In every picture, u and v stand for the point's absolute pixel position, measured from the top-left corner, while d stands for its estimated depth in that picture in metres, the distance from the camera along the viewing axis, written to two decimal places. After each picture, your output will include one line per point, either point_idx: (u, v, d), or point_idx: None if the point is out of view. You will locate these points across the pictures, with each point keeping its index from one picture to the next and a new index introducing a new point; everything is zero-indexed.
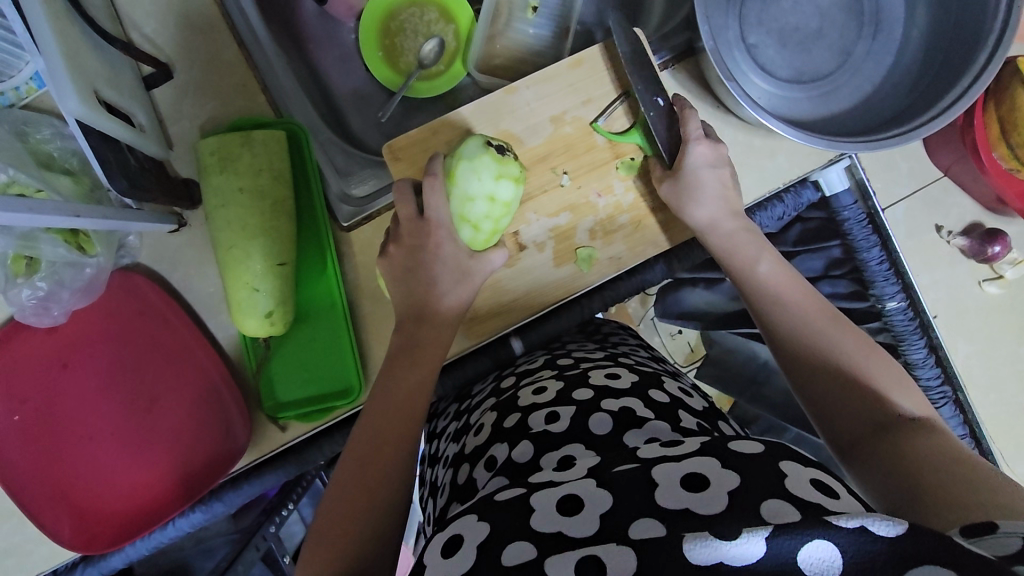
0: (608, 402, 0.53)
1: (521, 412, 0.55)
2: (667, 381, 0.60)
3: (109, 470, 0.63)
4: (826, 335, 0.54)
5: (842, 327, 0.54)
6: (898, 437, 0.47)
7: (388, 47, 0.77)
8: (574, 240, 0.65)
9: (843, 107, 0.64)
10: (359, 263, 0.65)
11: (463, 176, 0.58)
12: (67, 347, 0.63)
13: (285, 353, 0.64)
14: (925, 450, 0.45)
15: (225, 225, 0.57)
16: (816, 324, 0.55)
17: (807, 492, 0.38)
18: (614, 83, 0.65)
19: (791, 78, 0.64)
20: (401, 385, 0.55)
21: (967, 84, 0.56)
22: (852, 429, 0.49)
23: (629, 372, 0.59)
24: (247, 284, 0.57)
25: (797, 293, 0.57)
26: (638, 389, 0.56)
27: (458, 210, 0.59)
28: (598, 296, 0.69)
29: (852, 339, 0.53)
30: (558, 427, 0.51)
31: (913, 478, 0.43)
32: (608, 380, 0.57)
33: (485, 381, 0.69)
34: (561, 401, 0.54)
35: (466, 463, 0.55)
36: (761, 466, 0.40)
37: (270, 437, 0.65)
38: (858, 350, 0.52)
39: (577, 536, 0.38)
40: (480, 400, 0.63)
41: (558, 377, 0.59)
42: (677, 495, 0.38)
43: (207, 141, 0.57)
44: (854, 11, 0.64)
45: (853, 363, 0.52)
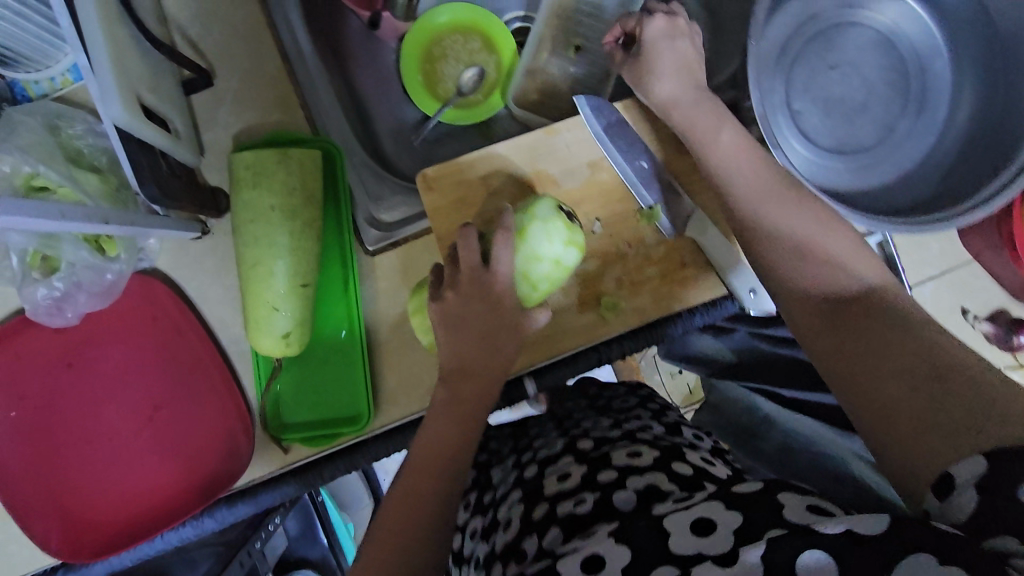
0: (634, 480, 0.51)
1: (549, 503, 0.53)
2: (688, 452, 0.58)
3: (105, 478, 0.61)
4: (783, 212, 0.52)
5: (799, 228, 0.51)
6: (867, 309, 0.44)
7: (427, 71, 0.76)
8: (600, 287, 0.64)
9: (881, 182, 0.64)
10: (381, 288, 0.64)
11: (535, 236, 0.57)
12: (75, 347, 0.61)
13: (298, 375, 0.63)
14: (891, 318, 0.43)
15: (253, 242, 0.55)
16: (769, 207, 0.53)
17: (804, 517, 0.37)
18: (654, 136, 0.65)
19: (830, 148, 0.64)
20: (419, 448, 0.54)
21: (1010, 175, 0.54)
22: (812, 309, 0.47)
23: (651, 449, 0.57)
24: (267, 304, 0.56)
25: (760, 167, 0.55)
26: (662, 463, 0.54)
27: (522, 267, 0.58)
28: (616, 345, 0.65)
29: (805, 213, 0.51)
30: (585, 510, 0.50)
31: (891, 410, 0.39)
32: (629, 459, 0.55)
33: (502, 465, 0.66)
34: (586, 487, 0.53)
35: (495, 560, 0.51)
36: (762, 500, 0.39)
37: (272, 457, 0.63)
38: (816, 223, 0.51)
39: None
40: (504, 493, 0.60)
41: (581, 460, 0.58)
42: (689, 542, 0.38)
43: (242, 155, 0.55)
44: (899, 88, 0.64)
45: (808, 233, 0.50)
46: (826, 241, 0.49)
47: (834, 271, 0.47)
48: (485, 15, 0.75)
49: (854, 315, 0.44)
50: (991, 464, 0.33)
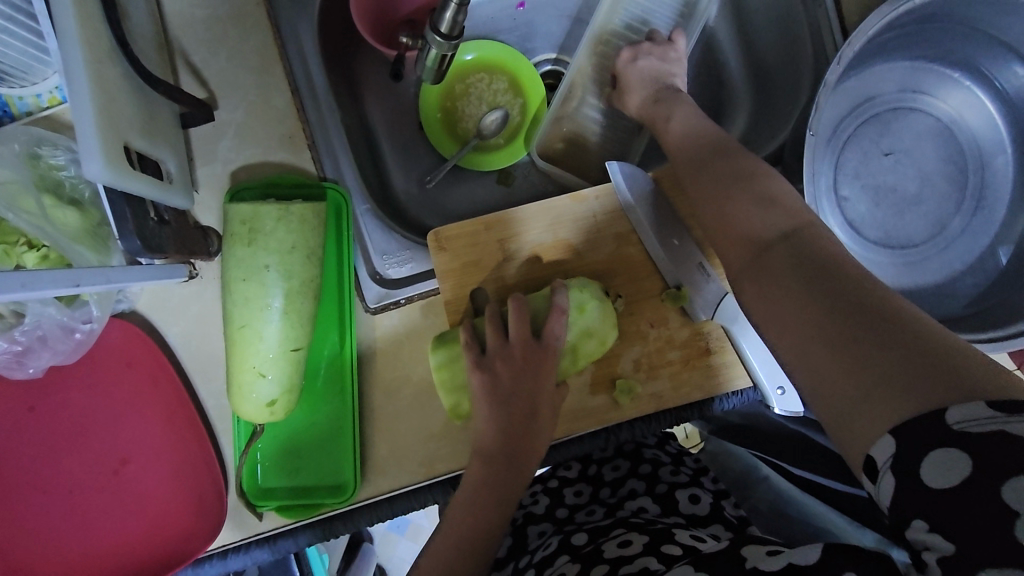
0: (626, 570, 0.48)
1: None
2: (678, 530, 0.54)
3: (60, 536, 0.56)
4: (713, 167, 0.48)
5: (714, 185, 0.47)
6: (793, 243, 0.39)
7: (448, 109, 0.71)
8: (616, 367, 0.60)
9: (929, 282, 0.59)
10: (379, 351, 0.59)
11: (593, 313, 0.55)
12: (40, 389, 0.56)
13: (282, 436, 0.58)
14: (822, 260, 0.37)
15: (242, 302, 0.50)
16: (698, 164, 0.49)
17: (771, 563, 0.35)
18: (689, 210, 0.60)
19: (878, 240, 0.59)
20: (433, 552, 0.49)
21: None
22: (738, 252, 0.43)
23: (640, 534, 0.53)
24: (254, 369, 0.51)
25: (701, 139, 0.51)
26: (650, 547, 0.50)
27: (574, 342, 0.55)
28: (627, 428, 0.60)
29: (708, 175, 0.48)
30: None
31: (819, 384, 0.33)
32: (620, 550, 0.51)
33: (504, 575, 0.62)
34: None
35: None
36: (727, 562, 0.38)
37: (244, 523, 0.57)
38: (736, 174, 0.46)
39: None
40: None
41: (574, 560, 0.53)
42: None
43: (238, 208, 0.50)
44: (955, 183, 0.60)
45: (726, 184, 0.46)
46: (760, 190, 0.44)
47: (756, 214, 0.43)
48: (513, 55, 0.70)
49: (771, 257, 0.40)
50: (901, 443, 0.29)
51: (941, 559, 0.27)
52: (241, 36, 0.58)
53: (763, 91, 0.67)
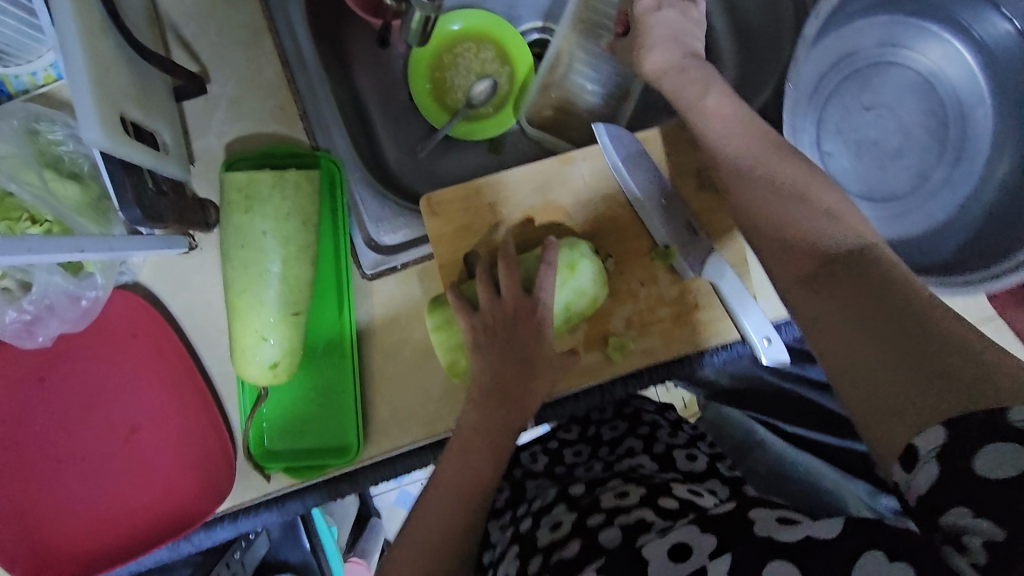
0: (623, 518, 0.49)
1: (541, 555, 0.50)
2: (676, 485, 0.56)
3: (76, 500, 0.58)
4: (777, 168, 0.49)
5: (770, 196, 0.48)
6: (861, 255, 0.42)
7: (437, 79, 0.72)
8: (608, 326, 0.61)
9: (911, 233, 0.60)
10: (377, 317, 0.61)
11: (583, 272, 0.56)
12: (50, 361, 0.58)
13: (285, 401, 0.60)
14: (884, 280, 0.39)
15: (241, 268, 0.52)
16: (764, 165, 0.50)
17: (780, 531, 0.35)
18: (676, 170, 0.61)
19: (860, 193, 0.61)
20: (435, 503, 0.50)
21: None
22: (799, 258, 0.45)
23: (638, 487, 0.55)
24: (255, 333, 0.53)
25: (757, 139, 0.51)
26: (647, 500, 0.52)
27: (565, 300, 0.56)
28: (620, 384, 0.62)
29: (763, 186, 0.49)
30: (571, 553, 0.48)
31: (869, 385, 0.36)
32: (618, 502, 0.53)
33: (501, 523, 0.63)
34: (576, 533, 0.50)
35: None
36: (734, 524, 0.38)
37: (252, 485, 0.60)
38: (802, 177, 0.48)
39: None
40: (502, 554, 0.57)
41: (571, 508, 0.55)
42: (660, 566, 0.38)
43: (233, 176, 0.51)
44: (939, 135, 0.61)
45: (795, 187, 0.48)
46: (834, 203, 0.46)
47: (820, 227, 0.45)
48: (499, 23, 0.71)
49: (837, 273, 0.42)
50: (953, 432, 0.32)
51: (987, 543, 0.30)
52: (231, 10, 0.59)
53: (747, 52, 0.68)
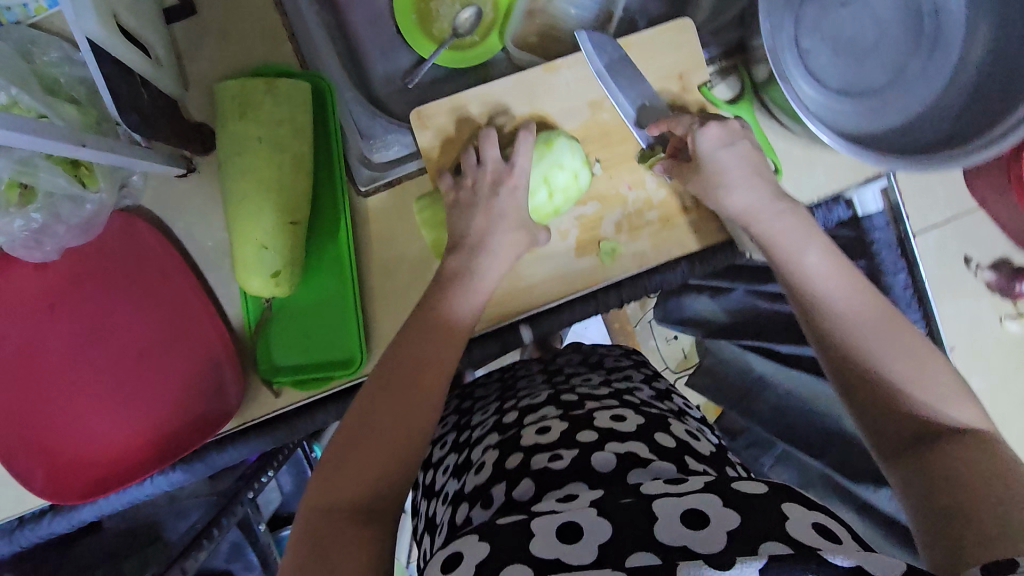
0: (615, 444, 0.52)
1: (524, 453, 0.54)
2: (673, 423, 0.59)
3: (91, 420, 0.59)
4: (872, 322, 0.48)
5: (903, 335, 0.47)
6: (937, 442, 0.42)
7: (422, 10, 0.72)
8: (599, 231, 0.63)
9: (891, 124, 0.61)
10: (373, 232, 0.62)
11: (560, 147, 0.59)
12: (57, 287, 0.58)
13: (287, 316, 0.61)
14: (964, 470, 0.40)
15: (238, 177, 0.53)
16: (855, 310, 0.49)
17: (808, 536, 0.37)
18: (659, 74, 0.63)
19: (839, 88, 0.62)
20: (408, 384, 0.50)
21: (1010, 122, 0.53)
22: (897, 430, 0.44)
23: (635, 415, 0.58)
24: (255, 242, 0.54)
25: (849, 281, 0.50)
26: (644, 432, 0.54)
27: (542, 172, 0.58)
28: (615, 292, 0.64)
29: (901, 335, 0.47)
30: (561, 465, 0.50)
31: (983, 522, 0.36)
32: (612, 424, 0.55)
33: (486, 412, 0.69)
34: (565, 443, 0.53)
35: (464, 504, 0.54)
36: (762, 505, 0.39)
37: (263, 400, 0.62)
38: (901, 346, 0.47)
39: (575, 564, 0.37)
40: (481, 436, 0.62)
41: (563, 416, 0.58)
42: (677, 531, 0.37)
43: (227, 85, 0.53)
44: (911, 28, 0.62)
45: (887, 353, 0.46)
46: (923, 383, 0.45)
47: (902, 365, 0.45)
48: None
49: (938, 448, 0.42)
50: None
51: None
52: None
53: None
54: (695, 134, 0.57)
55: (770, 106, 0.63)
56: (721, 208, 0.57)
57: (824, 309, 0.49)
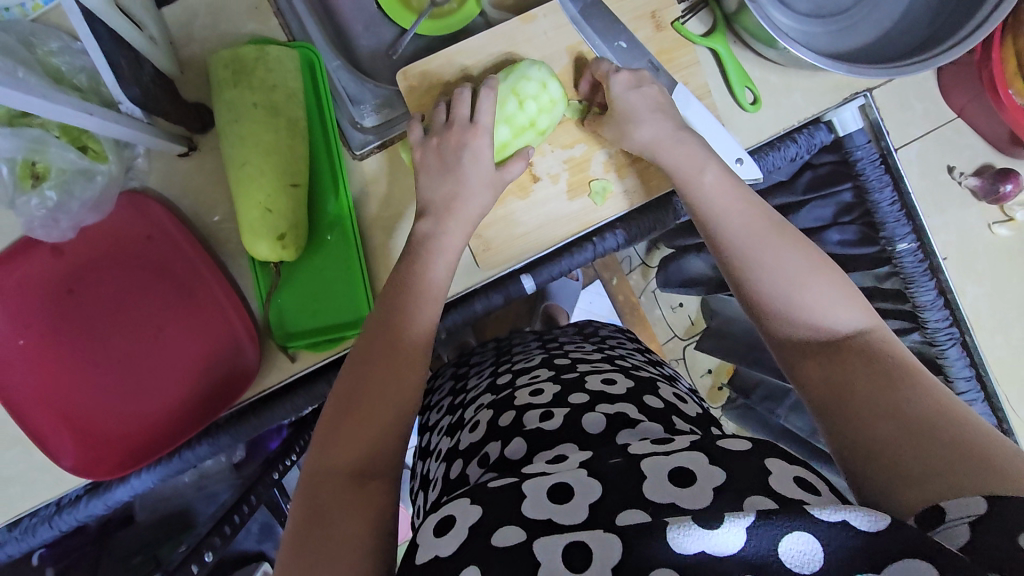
0: (604, 406, 0.54)
1: (516, 411, 0.56)
2: (662, 386, 0.61)
3: (114, 399, 0.61)
4: (771, 253, 0.52)
5: (795, 252, 0.52)
6: (838, 356, 0.47)
7: None
8: (588, 172, 0.65)
9: (863, 41, 0.64)
10: (371, 193, 0.64)
11: (525, 62, 0.60)
12: (74, 271, 0.61)
13: (294, 285, 0.62)
14: (865, 385, 0.44)
15: (238, 143, 0.56)
16: (757, 244, 0.53)
17: (789, 489, 0.38)
18: (633, 14, 0.65)
19: (809, 12, 0.64)
20: (395, 360, 0.51)
21: (970, 31, 0.58)
22: (804, 344, 0.49)
23: (624, 378, 0.61)
24: (259, 205, 0.56)
25: (748, 216, 0.55)
26: (633, 395, 0.57)
27: (511, 82, 0.59)
28: (611, 237, 0.70)
29: (794, 253, 0.52)
30: (552, 425, 0.53)
31: (897, 452, 0.39)
32: (602, 386, 0.58)
33: (481, 374, 0.72)
34: (557, 403, 0.55)
35: (459, 460, 0.57)
36: (750, 465, 0.40)
37: (279, 367, 0.64)
38: (800, 266, 0.51)
39: (566, 523, 0.38)
40: (475, 397, 0.66)
41: (555, 380, 0.61)
42: (664, 490, 0.39)
43: (220, 56, 0.57)
44: None
45: (787, 279, 0.51)
46: (822, 304, 0.49)
47: (802, 284, 0.50)
48: None
49: (845, 363, 0.46)
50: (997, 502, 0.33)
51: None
52: None
53: None
54: (609, 78, 0.61)
55: (744, 36, 0.65)
56: (635, 143, 0.60)
57: (731, 251, 0.54)
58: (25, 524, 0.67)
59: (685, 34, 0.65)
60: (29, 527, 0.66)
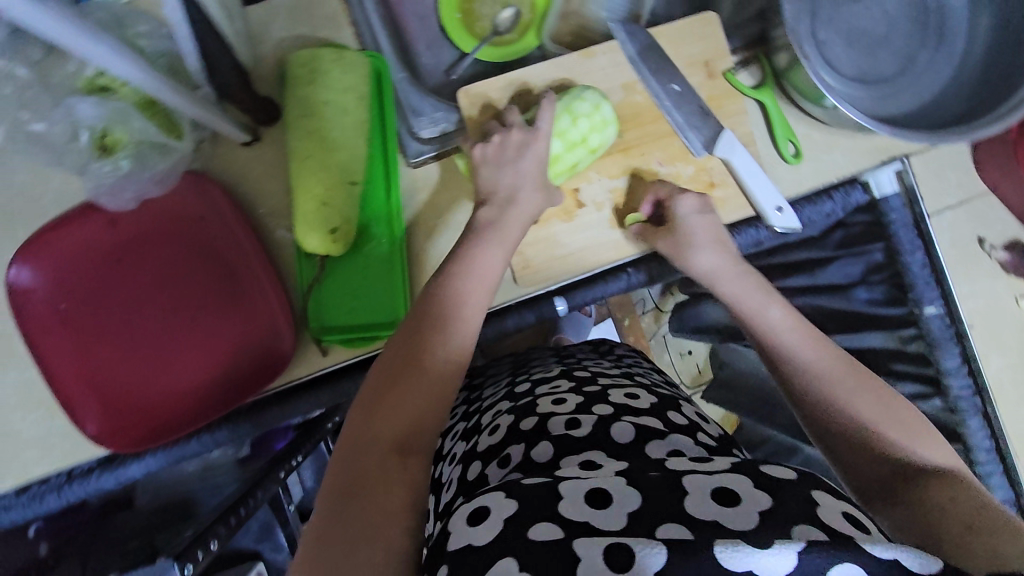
0: (629, 418, 0.55)
1: (539, 417, 0.57)
2: (684, 405, 0.62)
3: (147, 370, 0.62)
4: (844, 382, 0.51)
5: (866, 383, 0.51)
6: (917, 489, 0.45)
7: (465, 10, 0.79)
8: (633, 204, 0.67)
9: (902, 110, 0.67)
10: (421, 202, 0.66)
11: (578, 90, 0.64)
12: (124, 243, 0.62)
13: (336, 280, 0.64)
14: (953, 514, 0.43)
15: (306, 138, 0.59)
16: (829, 372, 0.51)
17: (839, 523, 0.39)
18: (687, 61, 0.68)
19: (854, 77, 0.67)
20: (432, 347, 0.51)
21: (1007, 109, 0.60)
22: (874, 474, 0.48)
23: (648, 394, 0.62)
24: (317, 198, 0.58)
25: (816, 346, 0.53)
26: (658, 410, 0.58)
27: (565, 103, 0.63)
28: (642, 269, 0.70)
29: (870, 389, 0.50)
30: (581, 432, 0.53)
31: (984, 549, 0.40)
32: (626, 400, 0.59)
33: (497, 385, 0.73)
34: (583, 411, 0.56)
35: (477, 461, 0.57)
36: (795, 490, 0.40)
37: (311, 359, 0.65)
38: (876, 400, 0.49)
39: (604, 528, 0.38)
40: (492, 403, 0.67)
41: (577, 391, 0.61)
42: (707, 506, 0.39)
43: (298, 55, 0.60)
44: (919, 23, 0.67)
45: (866, 414, 0.49)
46: (902, 437, 0.48)
47: (878, 418, 0.49)
48: None
49: (925, 497, 0.45)
50: None
51: None
52: None
53: None
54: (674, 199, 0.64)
55: (791, 93, 0.68)
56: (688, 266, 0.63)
57: (797, 375, 0.52)
58: (33, 492, 0.64)
59: (737, 84, 0.68)
60: (36, 495, 0.64)
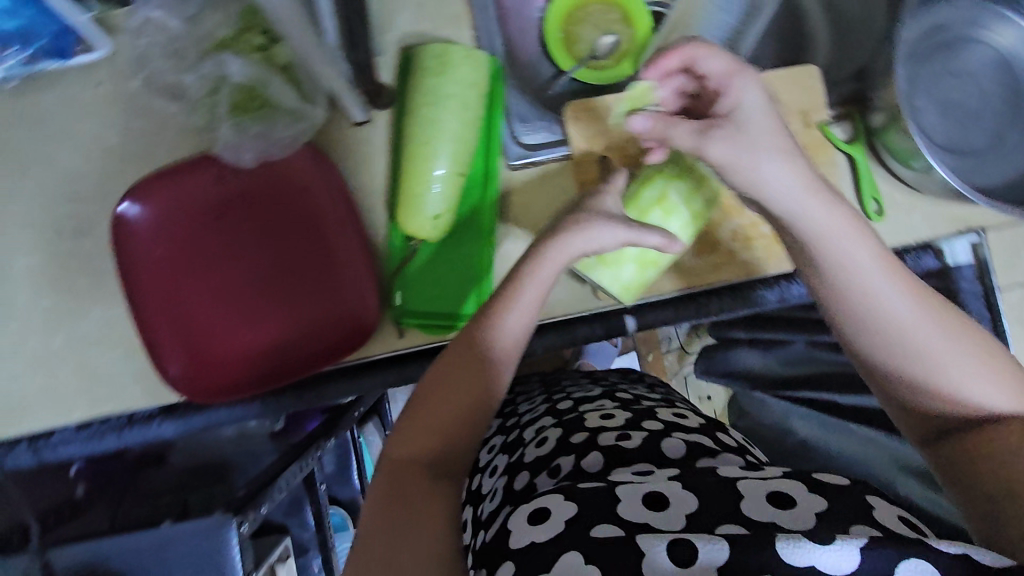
0: (680, 435, 0.55)
1: (589, 431, 0.57)
2: (729, 431, 0.63)
3: (230, 325, 0.64)
4: (934, 342, 0.46)
5: (955, 335, 0.47)
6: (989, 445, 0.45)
7: (567, 33, 0.82)
8: (718, 236, 0.69)
9: (988, 181, 0.69)
10: (514, 203, 0.67)
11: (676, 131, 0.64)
12: (228, 200, 0.64)
13: (422, 264, 0.65)
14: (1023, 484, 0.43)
15: (426, 125, 0.61)
16: (916, 334, 0.47)
17: (894, 524, 0.40)
18: (786, 107, 0.71)
19: (943, 144, 0.70)
20: (484, 356, 0.50)
21: None
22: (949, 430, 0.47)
23: (694, 417, 0.63)
24: (426, 180, 0.60)
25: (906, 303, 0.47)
26: (707, 430, 0.59)
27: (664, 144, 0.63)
28: (716, 299, 0.71)
29: (957, 346, 0.47)
30: (631, 445, 0.54)
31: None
32: (675, 419, 0.60)
33: (533, 401, 0.75)
34: (633, 427, 0.57)
35: (523, 471, 0.57)
36: (849, 497, 0.41)
37: (384, 339, 0.66)
38: (964, 355, 0.47)
39: (662, 528, 0.39)
40: (533, 418, 0.68)
41: (623, 409, 0.63)
42: (764, 509, 0.40)
43: (429, 48, 0.62)
44: (1013, 103, 0.70)
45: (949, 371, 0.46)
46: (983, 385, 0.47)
47: (961, 375, 0.46)
48: None
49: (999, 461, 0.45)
50: None
51: None
52: None
53: (841, 36, 0.80)
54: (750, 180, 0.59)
55: (882, 152, 0.70)
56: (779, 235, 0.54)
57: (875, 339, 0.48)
58: (94, 429, 0.64)
59: (831, 135, 0.71)
60: (98, 433, 0.63)
